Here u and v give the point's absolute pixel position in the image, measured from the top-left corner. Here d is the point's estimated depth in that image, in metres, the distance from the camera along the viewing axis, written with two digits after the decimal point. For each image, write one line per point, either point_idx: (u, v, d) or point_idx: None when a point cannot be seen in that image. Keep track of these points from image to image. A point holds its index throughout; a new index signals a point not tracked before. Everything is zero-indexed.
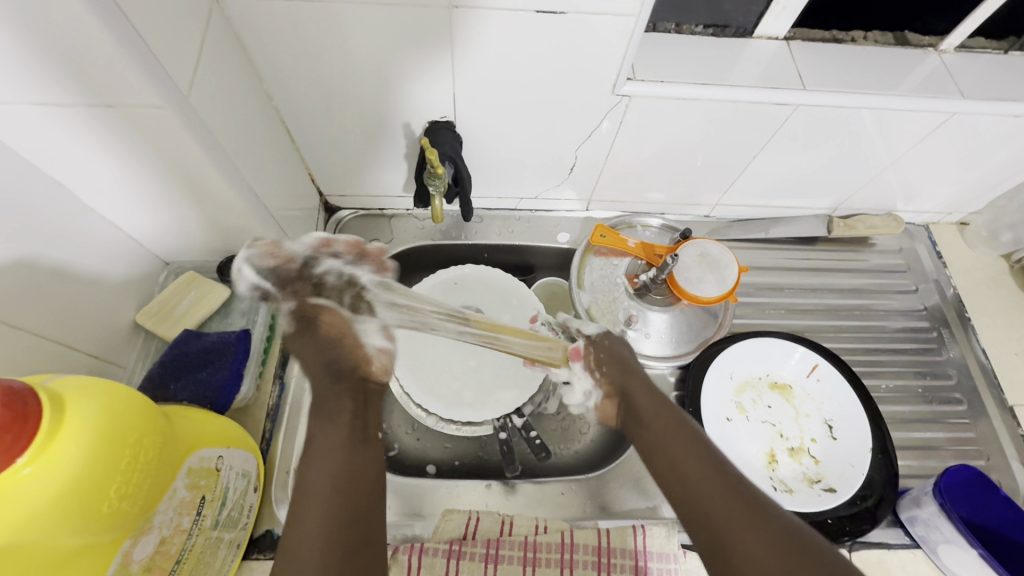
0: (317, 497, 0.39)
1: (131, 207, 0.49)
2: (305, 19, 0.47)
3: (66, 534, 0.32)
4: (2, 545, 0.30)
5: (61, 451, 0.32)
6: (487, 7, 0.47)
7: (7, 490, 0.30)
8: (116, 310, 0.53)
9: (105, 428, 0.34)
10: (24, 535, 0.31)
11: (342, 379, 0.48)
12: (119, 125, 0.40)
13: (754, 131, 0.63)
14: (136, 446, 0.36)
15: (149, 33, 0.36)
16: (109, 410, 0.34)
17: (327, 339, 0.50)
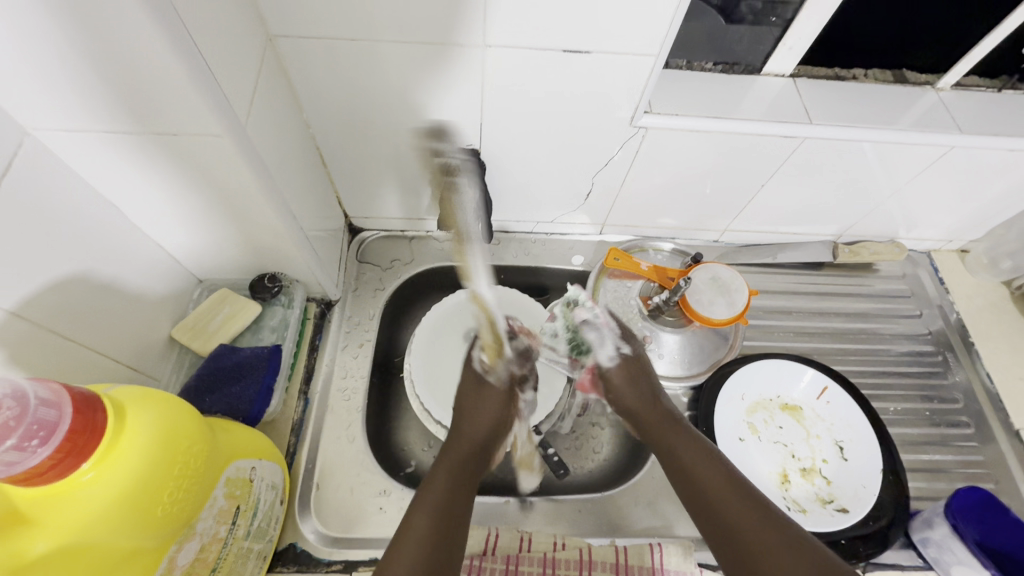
0: (420, 523, 0.47)
1: (178, 227, 0.52)
2: (349, 56, 0.51)
3: (122, 538, 0.34)
4: (65, 544, 0.32)
5: (122, 455, 0.33)
6: (521, 46, 0.50)
7: (73, 492, 0.32)
8: (154, 325, 0.55)
9: (161, 434, 0.36)
10: (86, 536, 0.32)
11: (470, 436, 0.57)
12: (178, 152, 0.43)
13: (763, 162, 0.67)
14: (186, 453, 0.38)
15: (216, 69, 0.39)
16: (164, 417, 0.36)
17: (487, 409, 0.59)
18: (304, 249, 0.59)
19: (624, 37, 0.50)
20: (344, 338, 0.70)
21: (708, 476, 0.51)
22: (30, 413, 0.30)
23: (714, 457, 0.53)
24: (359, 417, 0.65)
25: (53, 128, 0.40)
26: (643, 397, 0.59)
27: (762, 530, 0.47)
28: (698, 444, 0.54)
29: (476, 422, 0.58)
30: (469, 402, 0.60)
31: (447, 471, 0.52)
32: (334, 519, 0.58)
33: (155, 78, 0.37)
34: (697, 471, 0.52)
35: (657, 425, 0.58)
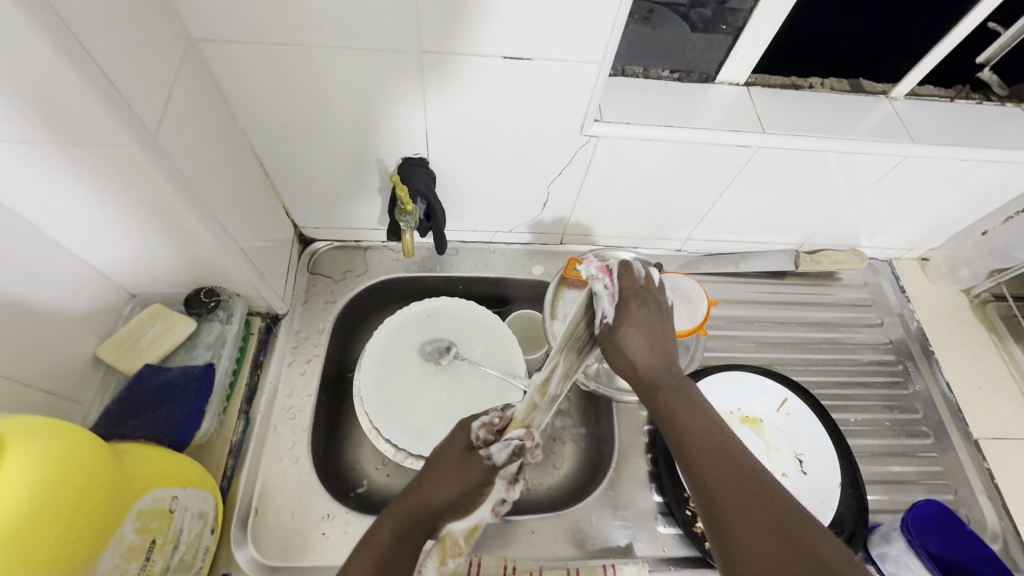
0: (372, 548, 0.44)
1: (98, 242, 0.49)
2: (278, 61, 0.49)
3: None
4: None
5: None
6: (459, 53, 0.48)
7: None
8: (76, 345, 0.52)
9: (49, 470, 0.33)
10: None
11: (455, 457, 0.50)
12: (85, 163, 0.40)
13: (718, 171, 0.66)
14: (82, 488, 0.35)
15: (117, 77, 0.37)
16: (53, 450, 0.34)
17: (460, 489, 0.49)
18: (241, 263, 0.57)
19: (564, 43, 0.48)
20: (290, 353, 0.67)
21: (709, 460, 0.41)
22: None
23: (723, 441, 0.42)
24: (304, 437, 0.62)
25: None
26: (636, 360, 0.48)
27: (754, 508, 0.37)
28: (702, 421, 0.43)
29: (445, 482, 0.48)
30: (443, 463, 0.49)
31: (391, 528, 0.45)
32: (273, 546, 0.55)
33: (45, 88, 0.34)
34: (697, 449, 0.42)
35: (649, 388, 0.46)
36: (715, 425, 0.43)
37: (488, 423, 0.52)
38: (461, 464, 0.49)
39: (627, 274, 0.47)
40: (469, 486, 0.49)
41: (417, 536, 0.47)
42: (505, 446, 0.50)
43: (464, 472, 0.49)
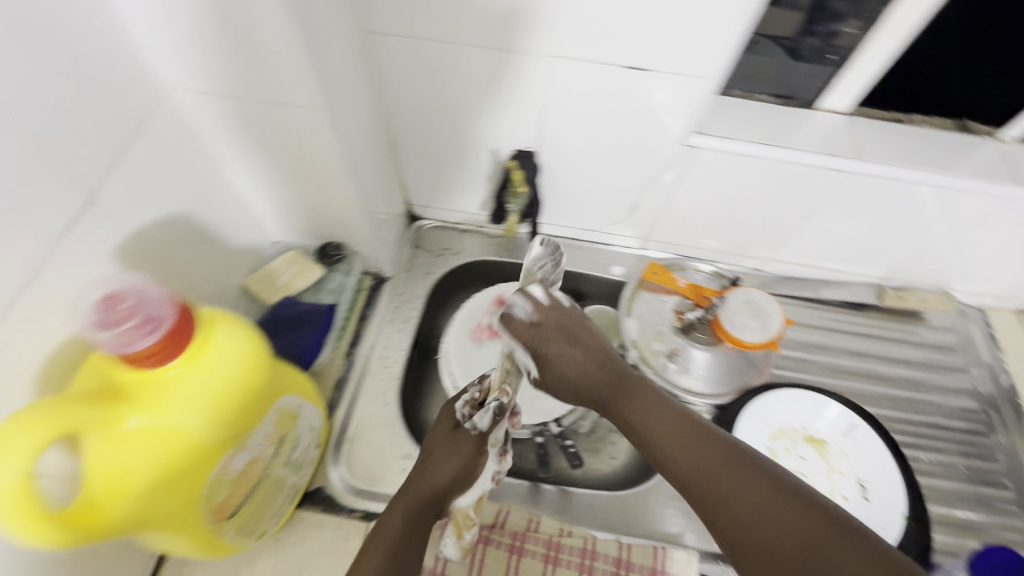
0: (387, 536, 0.47)
1: (267, 189, 0.59)
2: (429, 55, 0.57)
3: (201, 432, 0.39)
4: (163, 427, 0.38)
5: (208, 363, 0.39)
6: (586, 60, 0.55)
7: (171, 385, 0.38)
8: (230, 273, 0.63)
9: (241, 352, 0.42)
10: (177, 425, 0.38)
11: (440, 436, 0.54)
12: (282, 120, 0.49)
13: (811, 193, 0.68)
14: (256, 373, 0.43)
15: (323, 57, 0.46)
16: (243, 338, 0.42)
17: (453, 465, 0.52)
18: (368, 224, 0.65)
19: (682, 57, 0.53)
20: (390, 312, 0.76)
21: (691, 456, 0.46)
22: (144, 307, 0.36)
23: (692, 430, 0.48)
24: (394, 385, 0.70)
25: (182, 90, 0.47)
26: (592, 365, 0.52)
27: (740, 492, 0.43)
28: (658, 408, 0.50)
29: (442, 464, 0.52)
30: (434, 446, 0.54)
31: (402, 517, 0.49)
32: (360, 471, 0.63)
33: (277, 61, 0.43)
34: (709, 482, 0.44)
35: (602, 386, 0.52)
36: (676, 415, 0.49)
37: (467, 398, 0.56)
38: (450, 445, 0.53)
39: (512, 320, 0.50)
40: (464, 464, 0.52)
41: (423, 513, 0.50)
42: (484, 411, 0.53)
43: (454, 454, 0.52)
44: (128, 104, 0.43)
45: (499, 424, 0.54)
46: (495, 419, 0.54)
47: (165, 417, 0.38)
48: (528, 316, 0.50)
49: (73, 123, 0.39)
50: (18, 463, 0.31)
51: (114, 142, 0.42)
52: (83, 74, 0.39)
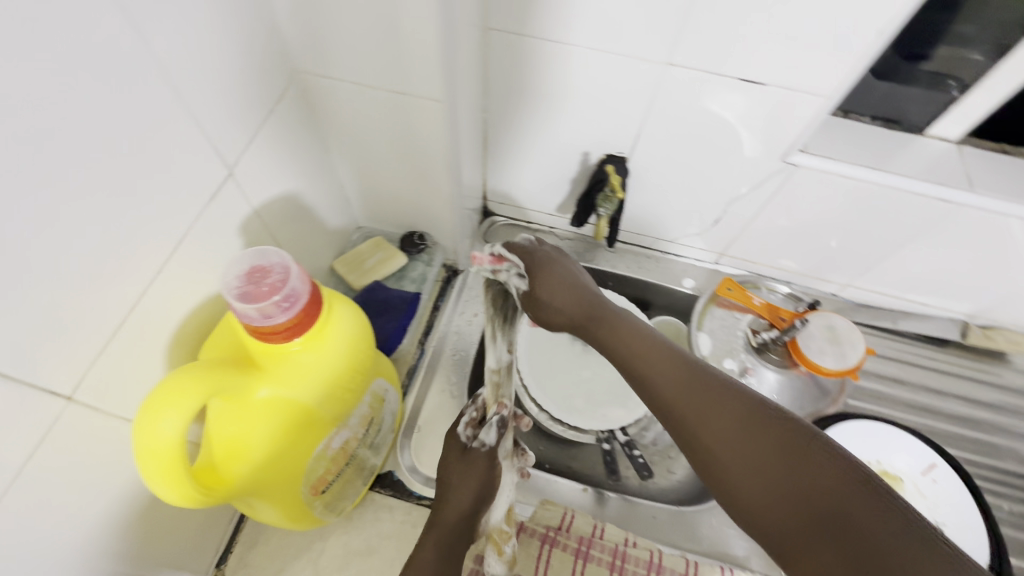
0: (425, 563, 0.51)
1: (367, 175, 0.61)
2: (537, 53, 0.57)
3: (317, 405, 0.41)
4: (288, 398, 0.39)
5: (330, 339, 0.41)
6: (700, 69, 0.54)
7: (299, 358, 0.39)
8: (322, 254, 0.64)
9: (354, 331, 0.43)
10: (299, 397, 0.40)
11: (453, 459, 0.58)
12: (400, 109, 0.50)
13: (909, 223, 0.66)
14: (363, 354, 0.44)
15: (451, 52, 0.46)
16: (355, 318, 0.43)
17: (473, 485, 0.56)
18: (456, 217, 0.66)
19: (803, 74, 0.52)
20: (462, 303, 0.76)
21: (661, 372, 0.49)
22: (284, 286, 0.37)
23: (667, 353, 0.51)
24: (463, 378, 0.70)
25: (311, 74, 0.48)
26: (566, 291, 0.59)
27: (701, 407, 0.45)
28: (636, 333, 0.54)
29: (462, 487, 0.56)
30: (450, 469, 0.57)
31: (439, 536, 0.54)
32: (428, 459, 0.64)
33: (411, 51, 0.44)
34: (680, 399, 0.46)
35: (580, 311, 0.59)
36: (649, 339, 0.53)
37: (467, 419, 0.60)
38: (462, 467, 0.57)
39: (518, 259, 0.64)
40: (484, 485, 0.56)
41: (455, 527, 0.54)
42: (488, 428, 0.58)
43: (471, 474, 0.57)
44: (265, 84, 0.45)
45: (503, 434, 0.59)
46: (501, 431, 0.59)
47: (291, 389, 0.39)
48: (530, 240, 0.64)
49: (222, 99, 0.40)
50: (175, 424, 0.32)
51: (250, 120, 0.44)
52: (235, 53, 0.40)
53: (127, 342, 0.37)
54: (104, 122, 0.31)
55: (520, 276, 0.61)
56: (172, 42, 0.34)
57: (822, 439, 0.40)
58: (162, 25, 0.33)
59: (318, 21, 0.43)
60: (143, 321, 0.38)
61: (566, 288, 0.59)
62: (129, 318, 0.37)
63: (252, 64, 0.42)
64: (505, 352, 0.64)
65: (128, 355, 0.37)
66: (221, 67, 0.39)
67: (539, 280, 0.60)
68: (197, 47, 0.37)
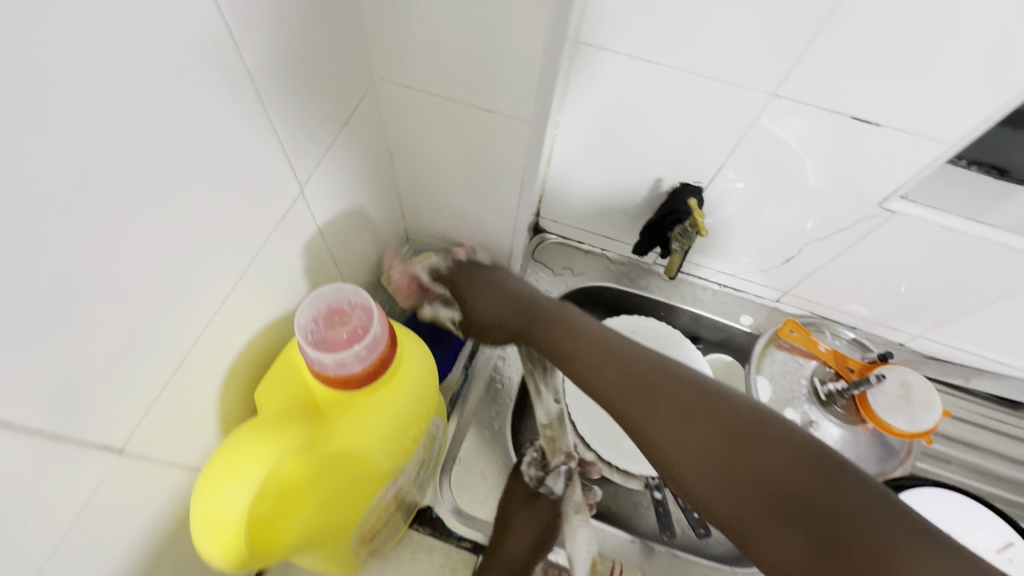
0: None
1: (430, 189, 0.57)
2: (627, 72, 0.53)
3: (381, 457, 0.37)
4: (355, 454, 0.35)
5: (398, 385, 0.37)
6: (807, 102, 0.50)
7: (366, 410, 0.35)
8: (371, 267, 0.60)
9: (422, 373, 0.39)
10: (364, 451, 0.36)
11: (513, 503, 0.59)
12: (482, 127, 0.46)
13: (1005, 281, 0.61)
14: (428, 396, 0.40)
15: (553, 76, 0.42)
16: (424, 358, 0.40)
17: (538, 528, 0.58)
18: (518, 239, 0.62)
19: (924, 117, 0.47)
20: None
21: (603, 372, 0.49)
22: (351, 326, 0.34)
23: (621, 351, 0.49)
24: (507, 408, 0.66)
25: (390, 82, 0.44)
26: (496, 296, 0.58)
27: (675, 418, 0.42)
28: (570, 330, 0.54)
29: (522, 531, 0.57)
30: (512, 513, 0.58)
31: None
32: (467, 495, 0.60)
33: (508, 70, 0.40)
34: (636, 403, 0.45)
35: (512, 319, 0.58)
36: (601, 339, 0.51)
37: (534, 458, 0.62)
38: (520, 509, 0.58)
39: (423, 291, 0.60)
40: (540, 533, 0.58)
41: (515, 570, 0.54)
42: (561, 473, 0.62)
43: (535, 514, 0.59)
44: (343, 92, 0.41)
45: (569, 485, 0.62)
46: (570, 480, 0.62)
47: (358, 444, 0.35)
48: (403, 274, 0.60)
49: (300, 107, 0.36)
50: (242, 496, 0.31)
51: (325, 130, 0.40)
52: (319, 58, 0.36)
53: (187, 373, 0.34)
54: (182, 135, 0.27)
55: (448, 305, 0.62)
56: (260, 45, 0.31)
57: (766, 422, 0.40)
58: (253, 26, 0.29)
59: (410, 25, 0.39)
60: (203, 350, 0.35)
61: (490, 300, 0.59)
62: (192, 348, 0.34)
63: (333, 70, 0.38)
64: (553, 404, 0.66)
65: (186, 388, 0.34)
66: (304, 73, 0.35)
67: (478, 292, 0.59)
68: (285, 51, 0.33)
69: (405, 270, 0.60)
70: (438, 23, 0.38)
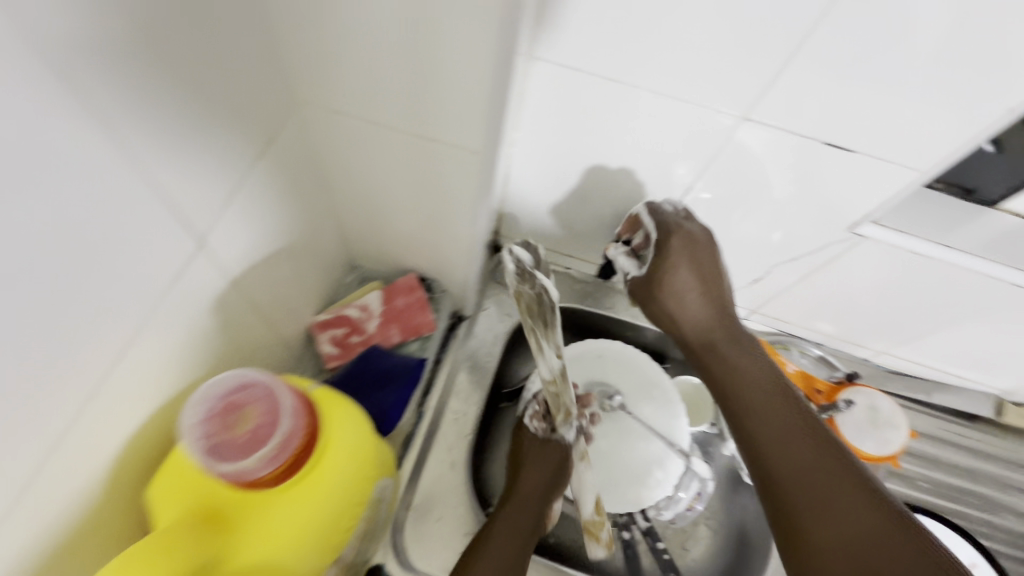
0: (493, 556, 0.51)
1: (374, 217, 0.51)
2: (587, 89, 0.48)
3: (301, 557, 0.36)
4: (267, 557, 0.35)
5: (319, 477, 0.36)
6: (778, 127, 0.46)
7: (277, 508, 0.35)
8: (307, 301, 0.54)
9: (349, 459, 0.38)
10: (278, 553, 0.35)
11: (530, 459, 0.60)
12: (425, 158, 0.41)
13: (968, 304, 0.60)
14: (361, 482, 0.39)
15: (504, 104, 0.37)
16: (355, 441, 0.39)
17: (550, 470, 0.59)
18: (473, 268, 0.57)
19: (899, 143, 0.45)
20: (465, 355, 0.68)
21: (752, 392, 0.55)
22: (258, 428, 0.34)
23: (771, 394, 0.54)
24: (465, 446, 0.62)
25: (315, 105, 0.38)
26: (711, 312, 0.60)
27: (781, 434, 0.51)
28: (743, 367, 0.57)
29: (534, 473, 0.59)
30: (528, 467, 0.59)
31: (506, 546, 0.52)
32: (419, 548, 0.55)
33: (452, 100, 0.34)
34: (770, 427, 0.51)
35: (715, 331, 0.60)
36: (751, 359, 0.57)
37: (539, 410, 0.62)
38: (539, 448, 0.60)
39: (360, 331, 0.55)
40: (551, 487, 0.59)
41: (524, 531, 0.55)
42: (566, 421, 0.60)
43: (537, 469, 0.59)
44: (256, 120, 0.35)
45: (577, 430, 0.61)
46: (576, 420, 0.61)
47: (269, 546, 0.35)
48: (338, 315, 0.54)
49: (195, 145, 0.30)
50: None
51: (234, 166, 0.34)
52: (216, 88, 0.30)
53: (54, 471, 0.28)
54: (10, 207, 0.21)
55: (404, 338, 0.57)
56: (129, 81, 0.24)
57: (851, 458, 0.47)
58: (117, 61, 0.23)
59: (333, 44, 0.33)
60: (74, 442, 0.29)
61: (703, 306, 0.60)
62: (55, 442, 0.28)
63: (240, 97, 0.32)
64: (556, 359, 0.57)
65: (53, 484, 0.29)
66: (198, 104, 0.29)
67: (678, 262, 0.58)
68: (168, 83, 0.27)
69: (338, 313, 0.54)
70: (367, 43, 0.32)
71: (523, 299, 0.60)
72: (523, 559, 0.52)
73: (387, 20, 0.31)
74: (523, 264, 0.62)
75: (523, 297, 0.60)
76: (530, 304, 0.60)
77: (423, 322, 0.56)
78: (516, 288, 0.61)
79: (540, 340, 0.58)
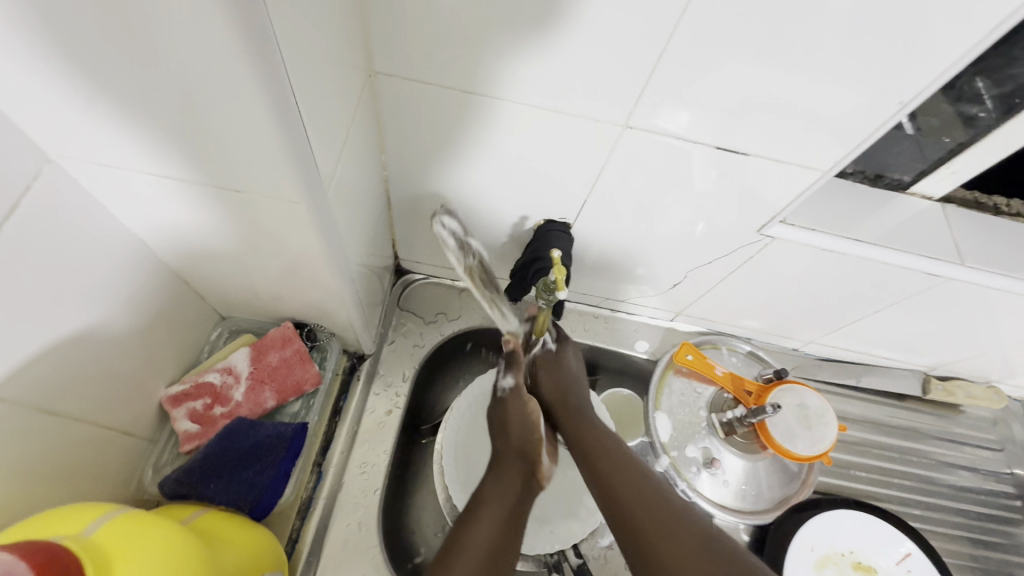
0: (473, 552, 0.44)
1: (226, 271, 0.44)
2: (448, 100, 0.42)
3: None
4: None
5: None
6: (664, 132, 0.42)
7: None
8: (156, 373, 0.45)
9: None
10: None
11: (512, 436, 0.53)
12: (241, 210, 0.35)
13: (886, 293, 0.58)
14: None
15: (316, 140, 0.32)
16: (168, 557, 0.31)
17: (534, 415, 0.55)
18: (356, 312, 0.51)
19: (791, 144, 0.42)
20: (371, 400, 0.61)
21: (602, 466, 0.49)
22: None
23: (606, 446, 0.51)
24: (374, 502, 0.56)
25: (82, 158, 0.31)
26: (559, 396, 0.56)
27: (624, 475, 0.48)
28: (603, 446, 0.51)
29: (516, 423, 0.54)
30: (512, 426, 0.54)
31: (493, 518, 0.47)
32: None
33: (242, 143, 0.29)
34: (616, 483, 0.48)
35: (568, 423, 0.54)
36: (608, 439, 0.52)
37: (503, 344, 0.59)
38: (519, 406, 0.55)
39: (221, 400, 0.47)
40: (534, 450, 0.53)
41: (515, 489, 0.50)
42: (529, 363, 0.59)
43: (522, 424, 0.54)
44: None
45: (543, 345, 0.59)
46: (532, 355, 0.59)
47: None
48: (195, 380, 0.47)
49: None
50: None
51: None
52: None
53: None
54: None
55: (278, 404, 0.50)
56: None
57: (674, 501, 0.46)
58: None
59: (76, 90, 0.27)
60: None
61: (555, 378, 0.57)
62: None
63: None
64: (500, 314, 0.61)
65: None
66: None
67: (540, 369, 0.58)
68: None
69: (197, 382, 0.47)
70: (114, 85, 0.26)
71: (473, 273, 0.57)
72: (516, 531, 0.48)
73: (123, 57, 0.25)
74: (459, 237, 0.56)
75: (474, 271, 0.57)
76: (482, 277, 0.57)
77: (305, 377, 0.50)
78: (462, 261, 0.56)
79: (500, 308, 0.59)
